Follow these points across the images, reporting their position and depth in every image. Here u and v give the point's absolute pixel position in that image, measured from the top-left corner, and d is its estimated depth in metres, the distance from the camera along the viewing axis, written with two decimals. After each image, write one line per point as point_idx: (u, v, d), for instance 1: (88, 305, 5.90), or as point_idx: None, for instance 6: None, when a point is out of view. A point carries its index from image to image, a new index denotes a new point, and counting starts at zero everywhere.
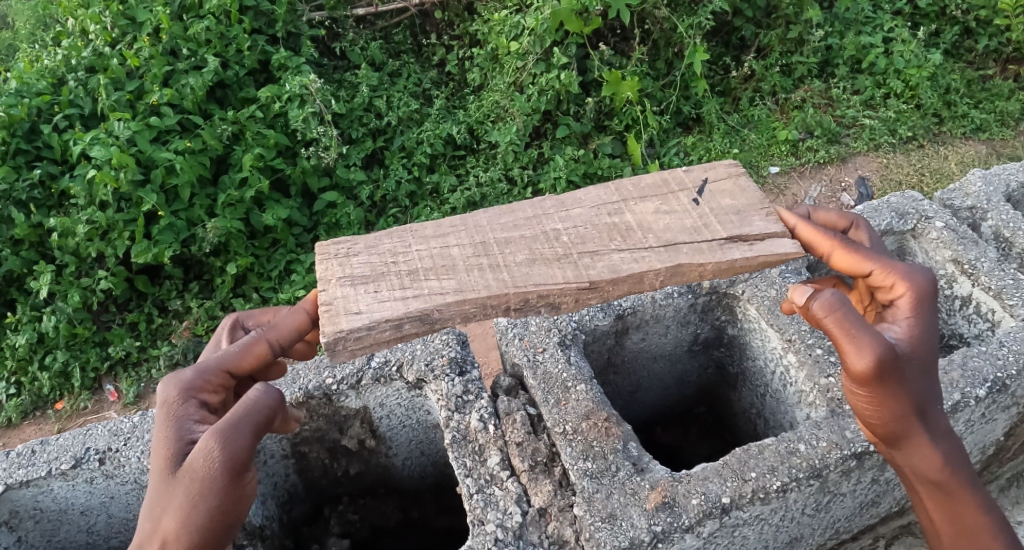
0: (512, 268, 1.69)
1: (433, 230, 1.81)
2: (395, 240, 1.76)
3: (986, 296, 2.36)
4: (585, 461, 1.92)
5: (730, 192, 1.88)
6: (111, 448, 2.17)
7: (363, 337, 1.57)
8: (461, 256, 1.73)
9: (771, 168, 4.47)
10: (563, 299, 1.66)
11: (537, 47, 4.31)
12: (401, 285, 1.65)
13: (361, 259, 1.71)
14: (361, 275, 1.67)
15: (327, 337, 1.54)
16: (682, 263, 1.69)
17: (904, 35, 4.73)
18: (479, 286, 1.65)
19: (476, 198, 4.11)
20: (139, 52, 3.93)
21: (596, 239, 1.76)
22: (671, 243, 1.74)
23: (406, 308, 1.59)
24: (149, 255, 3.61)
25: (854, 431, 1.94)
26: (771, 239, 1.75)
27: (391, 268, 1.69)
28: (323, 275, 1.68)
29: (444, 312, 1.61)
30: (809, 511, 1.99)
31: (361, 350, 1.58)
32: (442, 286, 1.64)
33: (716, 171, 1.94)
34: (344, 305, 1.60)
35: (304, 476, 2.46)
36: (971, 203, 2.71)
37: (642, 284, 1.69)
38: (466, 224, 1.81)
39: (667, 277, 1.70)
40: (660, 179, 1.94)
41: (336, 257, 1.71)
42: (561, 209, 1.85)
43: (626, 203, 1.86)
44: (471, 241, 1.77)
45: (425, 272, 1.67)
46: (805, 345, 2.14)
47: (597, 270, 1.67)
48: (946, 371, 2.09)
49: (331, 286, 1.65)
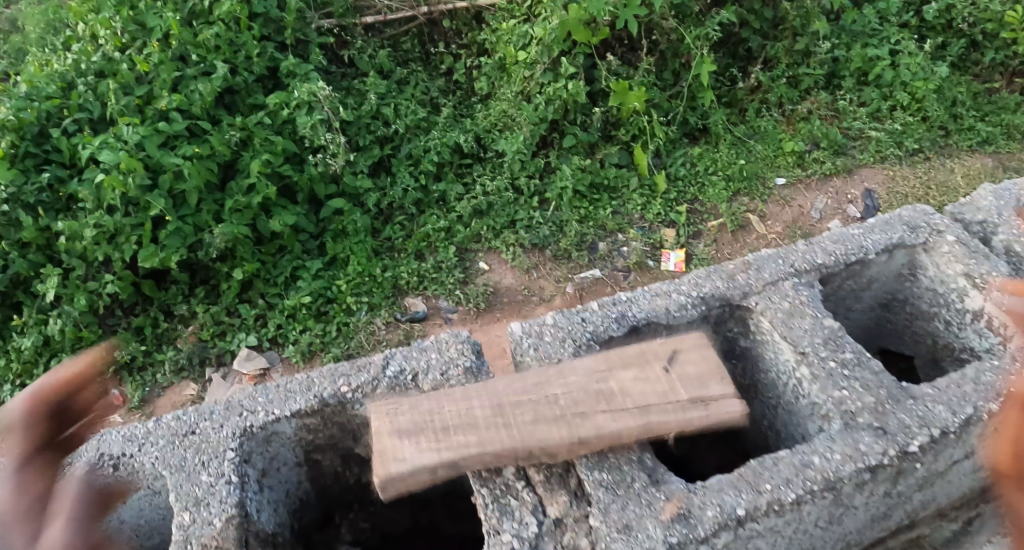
0: (522, 426, 1.95)
1: (461, 392, 2.06)
2: (432, 401, 2.04)
3: (998, 310, 2.35)
4: (601, 472, 1.93)
5: (695, 361, 2.09)
6: (126, 453, 2.12)
7: (406, 478, 1.88)
8: (481, 414, 1.99)
9: (777, 180, 4.48)
10: (559, 451, 1.92)
11: (544, 57, 4.33)
12: (437, 438, 1.94)
13: (406, 415, 2.00)
14: (406, 428, 1.97)
15: (380, 479, 1.87)
16: (652, 422, 1.95)
17: (911, 48, 4.74)
18: (496, 440, 1.93)
19: (484, 206, 4.19)
20: (149, 58, 3.95)
21: (586, 403, 1.99)
22: (643, 406, 1.99)
23: (439, 457, 1.90)
24: (157, 259, 3.64)
25: (867, 444, 1.96)
26: (724, 399, 2.00)
27: (430, 422, 1.98)
28: (377, 428, 1.99)
29: (468, 461, 1.90)
30: (822, 524, 1.99)
31: (406, 488, 1.89)
32: (467, 441, 1.93)
33: (685, 341, 2.14)
34: (392, 451, 1.92)
35: (316, 485, 2.47)
36: (982, 217, 2.71)
37: (620, 443, 1.94)
38: (485, 388, 2.06)
39: (640, 436, 1.95)
40: (640, 351, 2.12)
41: (388, 413, 2.01)
42: (560, 377, 2.07)
43: (611, 371, 2.07)
44: (490, 402, 2.02)
45: (454, 428, 1.96)
46: (818, 357, 2.15)
47: (586, 430, 1.93)
48: (959, 384, 2.10)
49: (383, 438, 1.95)
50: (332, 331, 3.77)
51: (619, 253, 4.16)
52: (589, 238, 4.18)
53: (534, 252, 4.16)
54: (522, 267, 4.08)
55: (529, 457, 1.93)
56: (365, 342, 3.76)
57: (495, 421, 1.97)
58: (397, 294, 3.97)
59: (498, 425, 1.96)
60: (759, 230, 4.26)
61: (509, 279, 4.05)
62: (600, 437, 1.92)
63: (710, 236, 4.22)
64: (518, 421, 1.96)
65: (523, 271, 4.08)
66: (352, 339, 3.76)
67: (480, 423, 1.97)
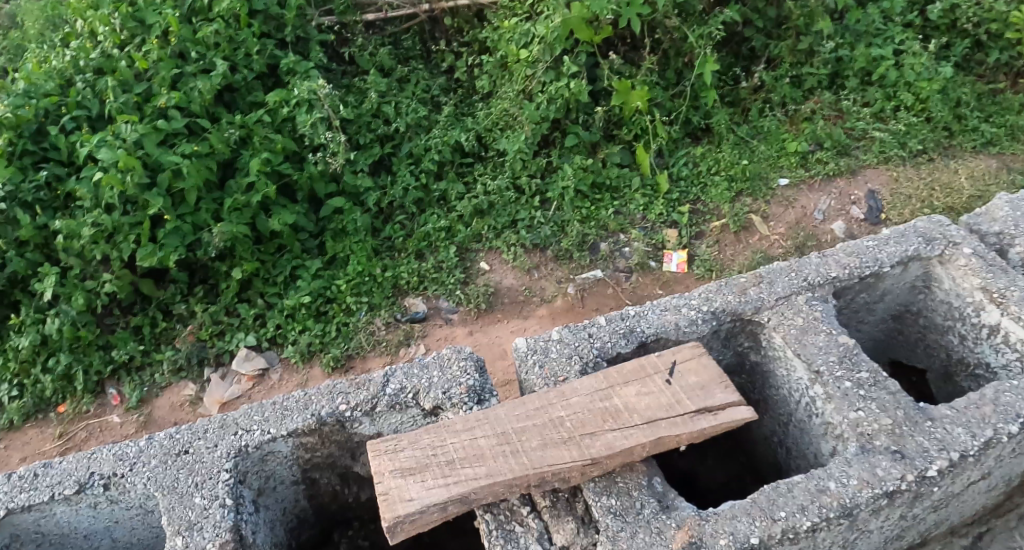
0: (530, 453, 1.90)
1: (461, 423, 2.01)
2: (433, 434, 1.98)
3: (1016, 325, 2.29)
4: (609, 498, 1.87)
5: (695, 369, 2.06)
6: (116, 473, 2.06)
7: (416, 519, 1.81)
8: (487, 445, 1.93)
9: (780, 180, 4.41)
10: (572, 474, 1.87)
11: (546, 55, 4.23)
12: (443, 474, 1.88)
13: (408, 451, 1.94)
14: (410, 466, 1.90)
15: (388, 522, 1.78)
16: (663, 435, 1.90)
17: (915, 48, 4.67)
18: (505, 469, 1.87)
19: (484, 206, 4.14)
20: (148, 55, 3.88)
21: (593, 422, 1.95)
22: (651, 418, 1.95)
23: (449, 493, 1.83)
24: (155, 259, 3.56)
25: (885, 469, 1.90)
26: (731, 407, 1.97)
27: (433, 458, 1.92)
28: (377, 468, 1.91)
29: (479, 493, 1.84)
30: (836, 548, 1.94)
31: (416, 530, 1.82)
32: (475, 472, 1.87)
33: (682, 351, 2.11)
34: (399, 493, 1.84)
35: (313, 501, 2.41)
36: (998, 229, 2.66)
37: (632, 457, 1.89)
38: (486, 416, 2.01)
39: (652, 448, 1.90)
40: (638, 364, 2.10)
41: (387, 452, 1.94)
42: (561, 398, 2.03)
43: (613, 388, 2.04)
44: (494, 431, 1.97)
45: (459, 461, 1.90)
46: (833, 377, 2.10)
47: (596, 448, 1.89)
48: (977, 405, 2.04)
49: (386, 478, 1.88)
50: (331, 331, 3.72)
51: (621, 253, 4.10)
52: (591, 238, 4.12)
53: (535, 253, 4.10)
54: (523, 268, 4.03)
55: (540, 482, 1.88)
56: (365, 343, 3.70)
57: (501, 450, 1.92)
58: (398, 294, 3.92)
59: (506, 456, 1.90)
60: (762, 231, 4.19)
61: (510, 279, 3.99)
62: (612, 454, 1.87)
63: (713, 237, 4.16)
64: (525, 448, 1.91)
65: (524, 272, 4.02)
66: (352, 339, 3.71)
67: (487, 454, 1.91)
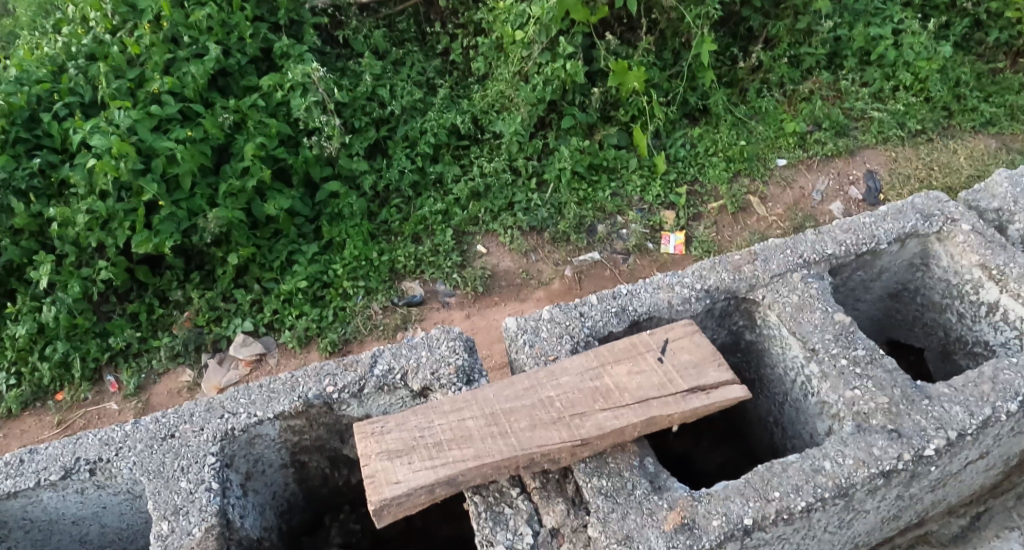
0: (520, 434, 1.87)
1: (449, 404, 1.98)
2: (420, 416, 1.95)
3: (1015, 303, 2.26)
4: (600, 478, 1.85)
5: (687, 348, 2.03)
6: (102, 458, 2.03)
7: (403, 502, 1.79)
8: (475, 426, 1.90)
9: (779, 161, 4.36)
10: (562, 454, 1.84)
11: (542, 36, 4.15)
12: (431, 455, 1.85)
13: (395, 433, 1.91)
14: (396, 448, 1.88)
15: (375, 505, 1.76)
16: (654, 414, 1.87)
17: (914, 27, 4.58)
18: (494, 451, 1.84)
19: (480, 188, 4.10)
20: (140, 39, 3.81)
21: (583, 402, 1.92)
22: (642, 398, 1.92)
23: (436, 475, 1.80)
24: (150, 245, 3.50)
25: (881, 448, 1.87)
26: (724, 386, 1.93)
27: (420, 440, 1.89)
28: (364, 451, 1.89)
29: (467, 474, 1.82)
30: (832, 528, 1.93)
31: (402, 513, 1.80)
32: (463, 454, 1.84)
33: (674, 330, 2.08)
34: (385, 476, 1.81)
35: (304, 485, 2.41)
36: (998, 205, 2.62)
37: (623, 437, 1.87)
38: (474, 397, 1.98)
39: (643, 427, 1.88)
40: (630, 343, 2.07)
41: (373, 433, 1.92)
42: (551, 378, 2.00)
43: (603, 369, 2.01)
44: (482, 412, 1.94)
45: (447, 443, 1.87)
46: (829, 355, 2.07)
47: (586, 428, 1.86)
48: (976, 383, 2.02)
49: (373, 461, 1.85)
50: (328, 315, 3.69)
51: (619, 235, 4.06)
52: (588, 221, 4.08)
53: (532, 236, 4.06)
54: (520, 251, 3.99)
55: (529, 463, 1.85)
56: (362, 326, 3.68)
57: (490, 431, 1.89)
58: (395, 278, 3.88)
59: (494, 436, 1.87)
60: (760, 212, 4.15)
61: (507, 262, 3.96)
62: (603, 434, 1.84)
63: (711, 219, 4.12)
64: (514, 428, 1.88)
65: (521, 255, 3.98)
66: (348, 324, 3.68)
67: (476, 436, 1.89)
